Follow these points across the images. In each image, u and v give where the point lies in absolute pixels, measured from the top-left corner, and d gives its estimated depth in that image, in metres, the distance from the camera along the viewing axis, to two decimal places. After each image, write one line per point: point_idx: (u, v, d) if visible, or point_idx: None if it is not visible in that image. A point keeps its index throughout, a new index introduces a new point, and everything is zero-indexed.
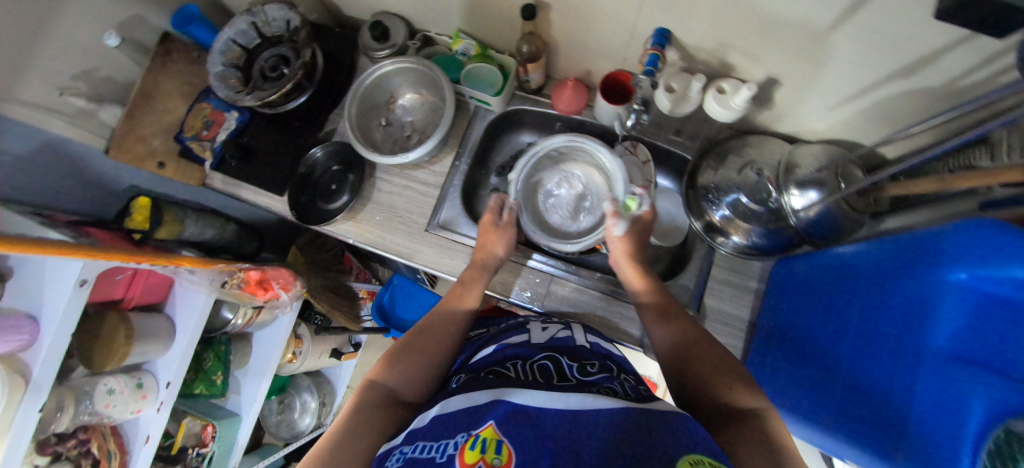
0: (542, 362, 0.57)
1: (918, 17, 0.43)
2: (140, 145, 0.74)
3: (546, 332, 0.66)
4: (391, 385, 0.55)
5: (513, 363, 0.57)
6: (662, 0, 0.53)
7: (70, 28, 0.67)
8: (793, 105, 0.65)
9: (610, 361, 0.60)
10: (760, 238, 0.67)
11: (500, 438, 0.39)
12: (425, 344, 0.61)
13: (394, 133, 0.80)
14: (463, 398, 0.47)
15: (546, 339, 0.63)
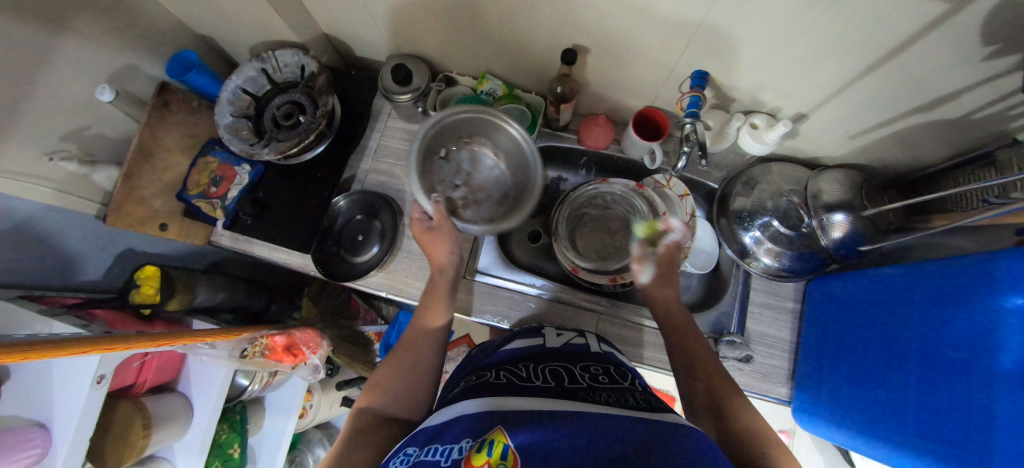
0: (554, 366, 0.52)
1: (949, 61, 0.46)
2: (140, 208, 0.67)
3: (561, 337, 0.62)
4: (383, 406, 0.51)
5: (524, 365, 0.53)
6: (702, 46, 0.55)
7: (59, 87, 0.61)
8: (815, 135, 0.69)
9: (623, 367, 0.55)
10: (792, 261, 0.69)
11: (506, 441, 0.33)
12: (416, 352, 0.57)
13: (444, 174, 0.66)
14: (478, 400, 0.41)
15: (560, 345, 0.59)
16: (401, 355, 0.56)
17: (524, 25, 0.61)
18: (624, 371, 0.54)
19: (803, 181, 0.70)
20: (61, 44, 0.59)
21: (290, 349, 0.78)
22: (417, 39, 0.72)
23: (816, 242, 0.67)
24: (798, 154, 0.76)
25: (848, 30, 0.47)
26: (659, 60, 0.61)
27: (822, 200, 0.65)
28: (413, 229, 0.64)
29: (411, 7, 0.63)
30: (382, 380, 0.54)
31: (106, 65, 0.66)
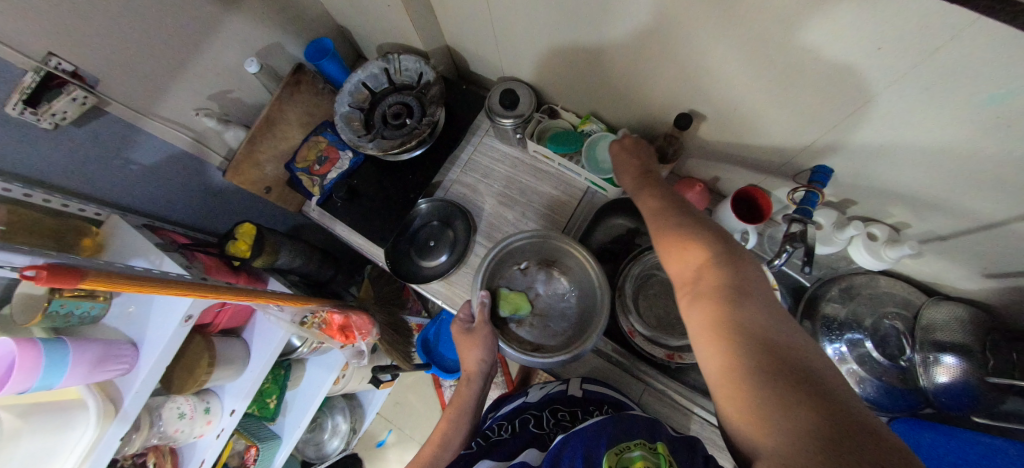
0: (526, 416, 0.69)
1: None
2: (254, 170, 0.74)
3: (543, 389, 0.75)
4: None
5: (503, 424, 0.70)
6: (835, 142, 0.51)
7: (220, 54, 0.69)
8: (941, 261, 0.61)
9: (591, 406, 0.67)
10: (876, 392, 0.62)
11: None
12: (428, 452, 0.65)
13: (515, 282, 0.74)
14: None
15: (540, 396, 0.73)
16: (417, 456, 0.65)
17: (643, 79, 0.60)
18: (590, 408, 0.65)
19: (912, 306, 0.63)
20: (230, 19, 0.67)
21: (344, 329, 0.82)
22: (532, 69, 0.73)
23: (915, 380, 0.60)
24: (912, 274, 0.67)
25: (1019, 171, 0.41)
26: (779, 146, 0.58)
27: (934, 335, 0.58)
28: (454, 326, 0.70)
29: (534, 40, 0.64)
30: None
31: (258, 40, 0.74)
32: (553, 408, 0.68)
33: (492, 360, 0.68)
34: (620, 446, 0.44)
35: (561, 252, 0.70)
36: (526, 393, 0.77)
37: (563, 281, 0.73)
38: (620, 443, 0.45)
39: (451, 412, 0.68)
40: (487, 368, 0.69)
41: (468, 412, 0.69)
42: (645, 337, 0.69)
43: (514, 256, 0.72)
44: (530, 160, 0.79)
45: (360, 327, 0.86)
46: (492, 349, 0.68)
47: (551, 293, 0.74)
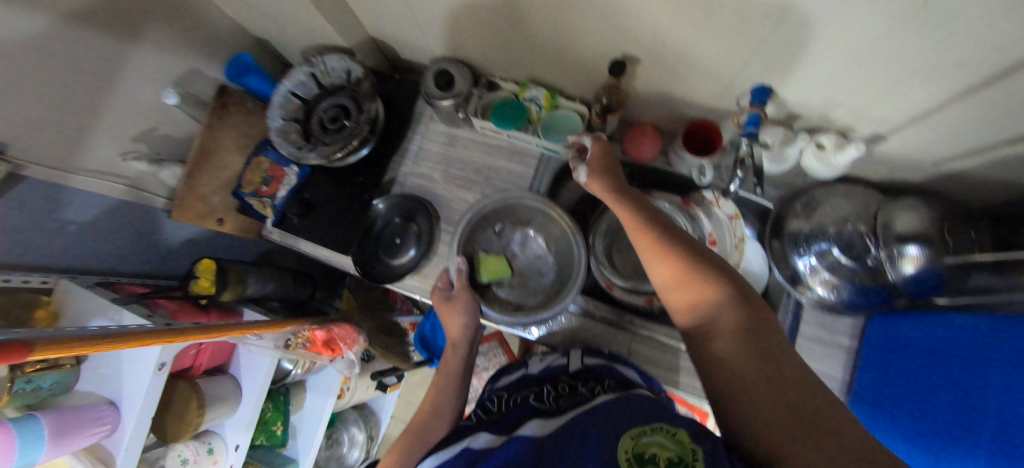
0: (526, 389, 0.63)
1: None
2: (201, 204, 0.72)
3: (543, 364, 0.70)
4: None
5: (499, 398, 0.65)
6: (769, 59, 0.50)
7: (133, 91, 0.66)
8: (893, 157, 0.61)
9: (593, 371, 0.62)
10: (851, 295, 0.63)
11: None
12: (423, 424, 0.62)
13: (492, 244, 0.74)
14: (439, 454, 0.47)
15: (540, 369, 0.69)
16: (408, 432, 0.61)
17: (568, 33, 0.58)
18: (592, 379, 0.58)
19: (873, 207, 0.64)
20: (134, 52, 0.63)
21: (329, 344, 0.81)
22: (461, 44, 0.71)
23: (884, 276, 0.61)
24: (869, 175, 0.68)
25: (942, 52, 0.41)
26: (716, 73, 0.56)
27: (893, 230, 0.59)
28: (435, 296, 0.72)
29: (454, 12, 0.62)
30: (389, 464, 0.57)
31: (172, 69, 0.70)
32: (555, 382, 0.62)
33: (474, 325, 0.69)
34: (634, 426, 0.38)
35: (534, 212, 0.71)
36: (525, 366, 0.75)
37: (540, 241, 0.74)
38: (634, 423, 0.39)
39: (440, 379, 0.68)
40: (472, 334, 0.71)
41: (457, 380, 0.68)
42: (622, 288, 0.70)
43: (487, 219, 0.72)
44: (480, 137, 0.78)
45: (346, 338, 0.85)
46: (475, 314, 0.69)
47: (527, 254, 0.75)
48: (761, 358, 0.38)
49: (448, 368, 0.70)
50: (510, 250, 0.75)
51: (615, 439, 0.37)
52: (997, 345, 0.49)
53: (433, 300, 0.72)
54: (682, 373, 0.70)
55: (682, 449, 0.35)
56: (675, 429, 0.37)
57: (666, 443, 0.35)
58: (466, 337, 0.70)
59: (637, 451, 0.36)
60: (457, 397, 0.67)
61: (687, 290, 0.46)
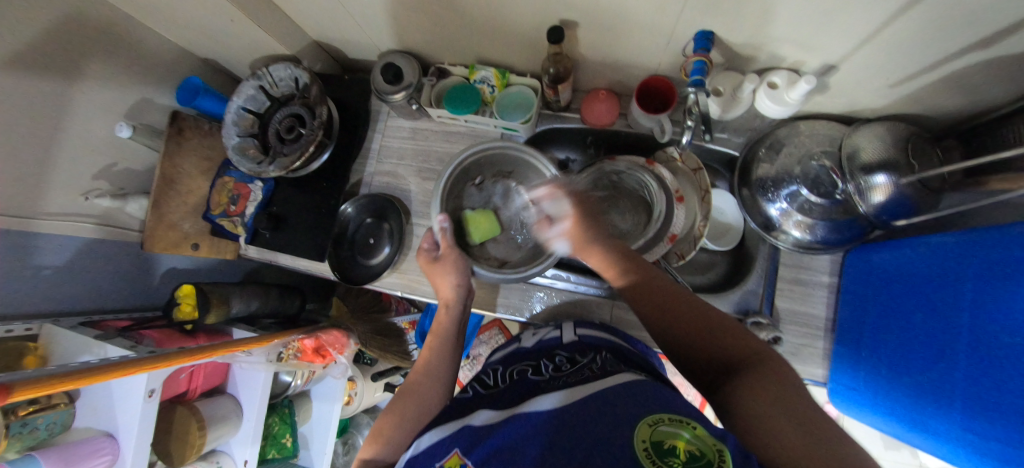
0: (521, 365, 0.56)
1: None
2: (172, 232, 0.73)
3: (536, 335, 0.65)
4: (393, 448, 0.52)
5: (493, 371, 0.58)
6: (701, 3, 0.49)
7: (85, 129, 0.66)
8: (850, 87, 0.60)
9: (592, 345, 0.57)
10: (826, 232, 0.62)
11: (461, 463, 0.35)
12: (414, 387, 0.59)
13: (475, 199, 0.74)
14: (438, 429, 0.42)
15: (535, 342, 0.63)
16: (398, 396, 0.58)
17: (501, 5, 0.57)
18: (591, 352, 0.55)
19: (838, 141, 0.62)
20: (77, 90, 0.63)
21: (319, 351, 0.84)
22: (403, 34, 0.70)
23: (854, 208, 0.59)
24: (833, 109, 0.67)
25: None
26: (655, 25, 0.55)
27: (858, 160, 0.57)
28: (421, 258, 0.70)
29: (385, 1, 0.61)
30: (386, 426, 0.55)
31: (121, 101, 0.70)
32: (552, 358, 0.56)
33: (466, 283, 0.67)
34: (647, 416, 0.35)
35: (516, 162, 0.69)
36: (519, 340, 0.67)
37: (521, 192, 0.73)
38: (647, 411, 0.36)
39: (432, 338, 0.66)
40: (465, 293, 0.68)
41: (452, 338, 0.66)
42: None
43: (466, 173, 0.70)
44: (439, 126, 0.77)
45: (335, 343, 0.88)
46: (467, 273, 0.67)
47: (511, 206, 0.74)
48: (777, 398, 0.35)
49: (440, 327, 0.67)
50: (493, 203, 0.74)
51: (628, 428, 0.33)
52: (965, 262, 0.47)
53: (420, 261, 0.70)
54: None
55: (705, 445, 0.31)
56: (690, 423, 0.34)
57: (680, 439, 0.32)
58: (459, 295, 0.67)
59: (653, 441, 0.32)
60: (454, 356, 0.64)
61: (688, 337, 0.44)
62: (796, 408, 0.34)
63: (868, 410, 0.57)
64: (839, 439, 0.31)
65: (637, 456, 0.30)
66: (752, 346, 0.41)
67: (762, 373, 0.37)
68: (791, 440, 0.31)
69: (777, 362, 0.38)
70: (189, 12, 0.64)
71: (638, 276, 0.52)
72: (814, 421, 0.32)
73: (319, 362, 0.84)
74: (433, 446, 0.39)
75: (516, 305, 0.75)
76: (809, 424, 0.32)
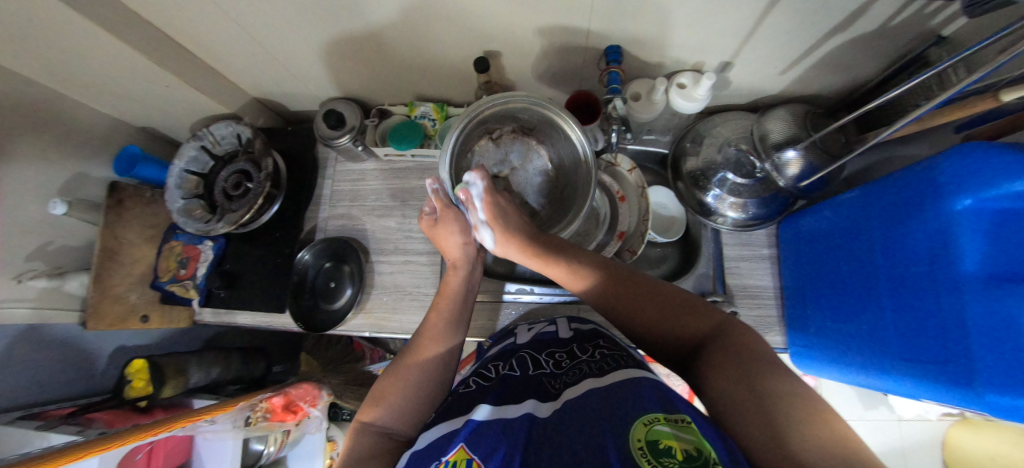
0: (519, 357, 0.54)
1: None
2: (118, 305, 0.70)
3: (532, 330, 0.62)
4: (384, 423, 0.51)
5: (493, 365, 0.55)
6: (603, 21, 0.55)
7: (15, 210, 0.64)
8: (750, 78, 0.67)
9: (587, 339, 0.55)
10: (757, 208, 0.67)
11: (468, 457, 0.35)
12: (416, 360, 0.56)
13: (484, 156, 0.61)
14: (443, 424, 0.42)
15: (531, 337, 0.60)
16: (400, 370, 0.55)
17: (427, 44, 0.62)
18: (588, 343, 0.54)
19: (748, 126, 0.68)
20: (4, 172, 0.62)
21: (290, 407, 0.78)
22: (341, 81, 0.73)
23: (774, 183, 0.65)
24: (741, 100, 0.74)
25: None
26: (568, 46, 0.61)
27: (770, 140, 0.63)
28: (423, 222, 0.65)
29: (318, 52, 0.64)
30: (387, 392, 0.53)
31: (54, 178, 0.69)
32: (552, 354, 0.53)
33: (474, 241, 0.63)
34: (644, 414, 0.34)
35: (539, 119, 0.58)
36: (514, 335, 0.63)
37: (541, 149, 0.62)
38: (642, 409, 0.35)
39: (441, 302, 0.61)
40: (474, 253, 0.64)
41: (461, 307, 0.61)
42: None
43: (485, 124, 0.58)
44: (388, 164, 0.80)
45: (307, 396, 0.81)
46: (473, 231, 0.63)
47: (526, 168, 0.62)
48: (728, 362, 0.36)
49: (448, 290, 0.62)
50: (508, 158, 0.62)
51: (625, 426, 0.33)
52: (868, 213, 0.52)
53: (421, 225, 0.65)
54: None
55: (699, 439, 0.30)
56: (685, 418, 0.33)
57: (674, 433, 0.31)
58: (467, 255, 0.63)
59: (649, 439, 0.31)
60: (463, 323, 0.61)
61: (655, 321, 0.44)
62: (743, 363, 0.35)
63: (824, 361, 0.61)
64: (774, 377, 0.33)
65: (634, 455, 0.30)
66: (717, 320, 0.41)
67: (718, 344, 0.38)
68: (737, 402, 0.33)
69: (740, 330, 0.39)
70: (122, 82, 0.65)
71: (600, 271, 0.48)
72: (754, 371, 0.34)
73: (291, 420, 0.78)
74: (435, 444, 0.39)
75: (487, 325, 0.75)
76: (748, 375, 0.34)
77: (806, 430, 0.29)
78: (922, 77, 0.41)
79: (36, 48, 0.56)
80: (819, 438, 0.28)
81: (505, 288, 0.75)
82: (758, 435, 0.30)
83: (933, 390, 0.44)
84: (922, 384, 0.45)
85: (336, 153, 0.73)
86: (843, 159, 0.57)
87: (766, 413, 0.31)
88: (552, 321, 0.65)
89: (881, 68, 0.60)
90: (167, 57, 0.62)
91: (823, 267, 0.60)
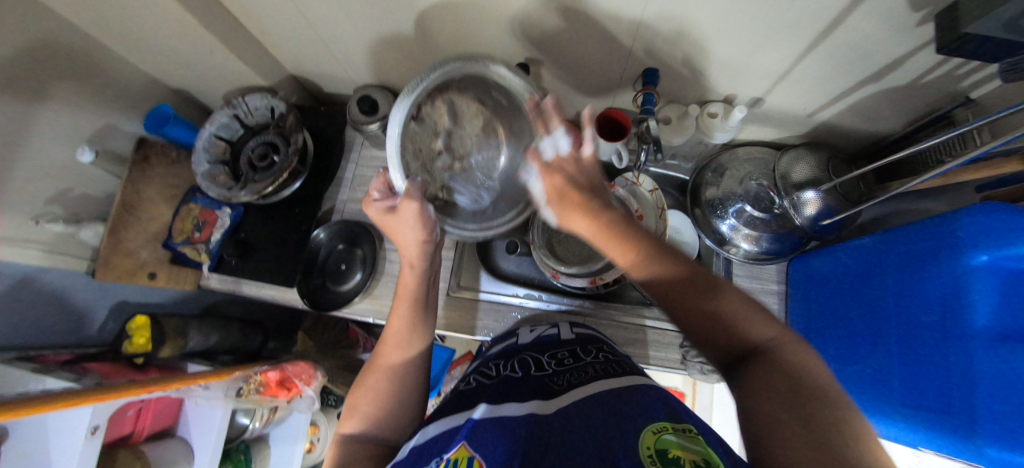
0: (523, 357, 0.54)
1: (888, 31, 0.46)
2: (128, 260, 0.70)
3: (533, 332, 0.62)
4: (370, 433, 0.50)
5: (496, 362, 0.55)
6: (646, 42, 0.56)
7: (43, 152, 0.65)
8: (778, 116, 0.69)
9: (591, 343, 0.55)
10: (771, 243, 0.68)
11: (470, 454, 0.34)
12: (389, 367, 0.55)
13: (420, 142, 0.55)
14: (443, 421, 0.41)
15: (533, 338, 0.60)
16: (373, 380, 0.54)
17: (471, 44, 0.63)
18: (590, 346, 0.55)
19: (771, 163, 0.70)
20: (39, 113, 0.63)
21: (284, 383, 0.78)
22: (380, 69, 0.74)
23: (791, 221, 0.65)
24: (765, 136, 0.76)
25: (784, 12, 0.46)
26: (607, 63, 0.63)
27: (792, 180, 0.64)
28: (374, 207, 0.56)
29: (363, 38, 0.66)
30: (363, 402, 0.52)
31: (86, 127, 0.70)
32: (556, 354, 0.53)
33: (433, 239, 0.55)
34: (653, 422, 0.34)
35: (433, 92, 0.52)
36: (515, 335, 0.64)
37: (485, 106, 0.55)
38: (649, 416, 0.35)
39: (400, 303, 0.59)
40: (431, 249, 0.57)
41: (424, 302, 0.59)
42: (567, 275, 0.70)
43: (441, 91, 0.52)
44: None
45: (301, 374, 0.81)
46: (435, 229, 0.55)
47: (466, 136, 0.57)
48: (776, 385, 0.32)
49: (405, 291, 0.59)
50: (445, 128, 0.56)
51: (634, 434, 0.33)
52: (882, 259, 0.53)
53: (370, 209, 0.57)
54: (635, 346, 0.73)
55: (707, 451, 0.30)
56: (692, 430, 0.34)
57: (685, 444, 0.31)
58: (425, 253, 0.56)
59: (659, 448, 0.31)
60: (428, 317, 0.60)
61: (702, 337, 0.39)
62: (800, 389, 0.32)
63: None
64: (827, 406, 0.30)
65: (642, 460, 0.30)
66: (778, 329, 0.36)
67: (774, 363, 0.34)
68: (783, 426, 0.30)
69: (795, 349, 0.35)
70: (169, 42, 0.66)
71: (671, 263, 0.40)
72: (812, 399, 0.31)
73: (283, 395, 0.78)
74: (433, 441, 0.38)
75: (491, 326, 0.76)
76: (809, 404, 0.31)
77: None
78: (949, 134, 0.42)
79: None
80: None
81: (512, 292, 0.76)
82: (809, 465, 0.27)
83: (935, 440, 0.44)
84: (923, 433, 0.45)
85: (364, 138, 0.74)
86: (862, 205, 0.58)
87: (817, 444, 0.28)
88: (557, 324, 0.65)
89: (908, 122, 0.61)
90: (218, 23, 0.63)
91: (833, 307, 0.61)
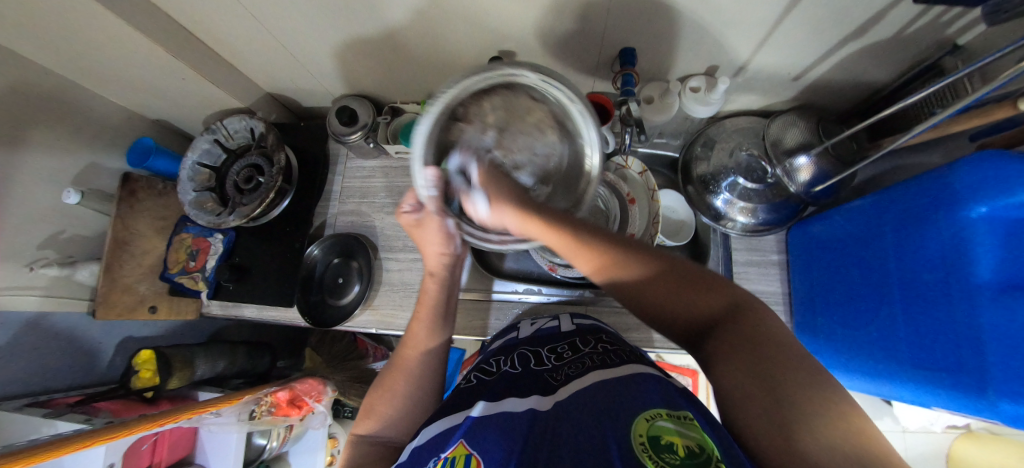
0: (522, 352, 0.54)
1: None
2: (127, 296, 0.71)
3: (534, 325, 0.62)
4: (387, 436, 0.51)
5: (496, 359, 0.55)
6: (620, 22, 0.55)
7: (28, 198, 0.65)
8: (763, 84, 0.67)
9: (591, 334, 0.55)
10: (767, 214, 0.67)
11: (467, 452, 0.34)
12: (401, 374, 0.55)
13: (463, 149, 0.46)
14: (441, 420, 0.41)
15: (532, 332, 0.59)
16: (385, 384, 0.55)
17: (443, 42, 0.62)
18: (590, 337, 0.54)
19: (759, 131, 0.69)
20: (20, 160, 0.63)
21: (295, 402, 0.78)
22: (355, 78, 0.74)
23: (786, 189, 0.64)
24: (754, 104, 0.74)
25: None
26: (585, 47, 0.61)
27: (783, 146, 0.63)
28: (403, 220, 0.57)
29: (334, 46, 0.64)
30: (376, 404, 0.53)
31: (69, 168, 0.70)
32: (557, 347, 0.53)
33: (455, 251, 0.56)
34: (647, 409, 0.33)
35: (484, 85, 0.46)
36: (516, 329, 0.63)
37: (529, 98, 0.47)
38: (647, 404, 0.34)
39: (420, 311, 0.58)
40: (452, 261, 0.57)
41: (445, 310, 0.58)
42: (564, 266, 0.69)
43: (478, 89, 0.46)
44: (398, 161, 0.80)
45: (312, 391, 0.81)
46: (455, 242, 0.55)
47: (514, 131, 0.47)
48: (750, 352, 0.32)
49: (428, 300, 0.58)
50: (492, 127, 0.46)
51: (627, 421, 0.32)
52: (880, 217, 0.52)
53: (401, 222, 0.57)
54: (640, 330, 0.72)
55: (702, 437, 0.30)
56: (688, 416, 0.33)
57: (680, 430, 0.31)
58: (445, 264, 0.57)
59: (651, 435, 0.31)
60: (449, 323, 0.59)
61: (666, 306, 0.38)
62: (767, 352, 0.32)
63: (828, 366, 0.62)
64: (794, 376, 0.30)
65: (635, 450, 0.29)
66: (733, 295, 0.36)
67: (741, 325, 0.34)
68: (748, 399, 0.30)
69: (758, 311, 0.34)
70: (141, 75, 0.66)
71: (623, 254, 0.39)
72: (779, 364, 0.31)
73: (295, 414, 0.78)
74: (432, 440, 0.38)
75: (494, 324, 0.75)
76: (770, 370, 0.30)
77: (821, 431, 0.27)
78: (936, 86, 0.41)
79: (58, 39, 0.57)
80: (856, 448, 0.26)
81: (511, 289, 0.76)
82: (767, 432, 0.28)
83: (946, 399, 0.43)
84: (935, 394, 0.45)
85: (346, 148, 0.73)
86: (855, 167, 0.57)
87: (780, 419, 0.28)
88: (558, 316, 0.65)
89: (898, 76, 0.60)
90: (185, 51, 0.62)
91: (834, 270, 0.60)
